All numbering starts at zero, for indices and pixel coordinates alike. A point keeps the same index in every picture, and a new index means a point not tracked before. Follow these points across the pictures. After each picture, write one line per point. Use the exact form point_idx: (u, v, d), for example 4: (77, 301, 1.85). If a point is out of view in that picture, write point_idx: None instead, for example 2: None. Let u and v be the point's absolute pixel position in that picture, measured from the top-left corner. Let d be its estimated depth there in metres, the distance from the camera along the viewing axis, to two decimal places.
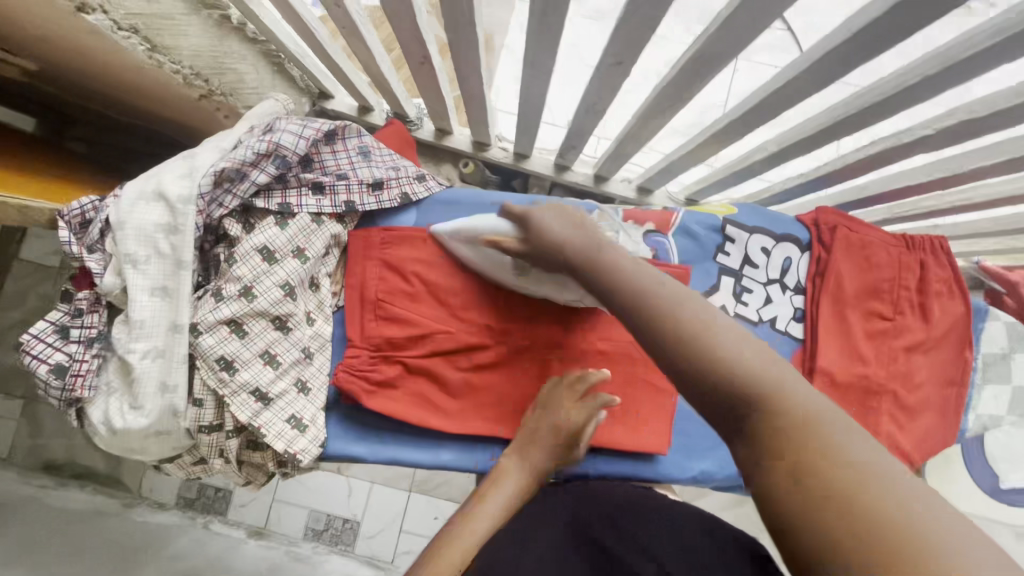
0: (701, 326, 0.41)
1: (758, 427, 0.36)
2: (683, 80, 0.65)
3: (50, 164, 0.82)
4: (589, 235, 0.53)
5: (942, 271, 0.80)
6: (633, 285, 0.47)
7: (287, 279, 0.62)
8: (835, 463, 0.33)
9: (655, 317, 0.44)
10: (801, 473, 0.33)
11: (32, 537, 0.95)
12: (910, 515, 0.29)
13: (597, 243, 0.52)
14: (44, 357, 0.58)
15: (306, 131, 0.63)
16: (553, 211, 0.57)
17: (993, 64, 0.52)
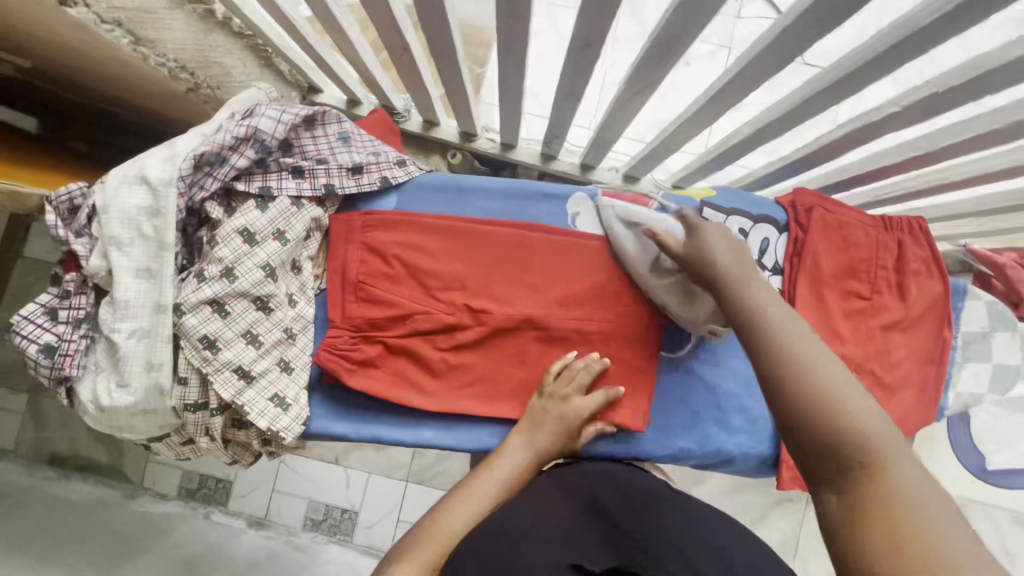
0: (825, 384, 0.46)
1: (856, 471, 0.41)
2: (652, 60, 0.66)
3: (44, 160, 0.84)
4: (744, 267, 0.60)
5: (920, 251, 0.81)
6: (760, 320, 0.54)
7: (267, 259, 0.64)
8: (899, 498, 0.38)
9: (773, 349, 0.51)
10: (881, 511, 0.37)
11: (34, 526, 0.97)
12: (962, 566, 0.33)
13: (749, 284, 0.59)
14: (34, 336, 0.60)
15: (285, 116, 0.65)
16: (723, 244, 0.63)
17: (947, 36, 0.53)
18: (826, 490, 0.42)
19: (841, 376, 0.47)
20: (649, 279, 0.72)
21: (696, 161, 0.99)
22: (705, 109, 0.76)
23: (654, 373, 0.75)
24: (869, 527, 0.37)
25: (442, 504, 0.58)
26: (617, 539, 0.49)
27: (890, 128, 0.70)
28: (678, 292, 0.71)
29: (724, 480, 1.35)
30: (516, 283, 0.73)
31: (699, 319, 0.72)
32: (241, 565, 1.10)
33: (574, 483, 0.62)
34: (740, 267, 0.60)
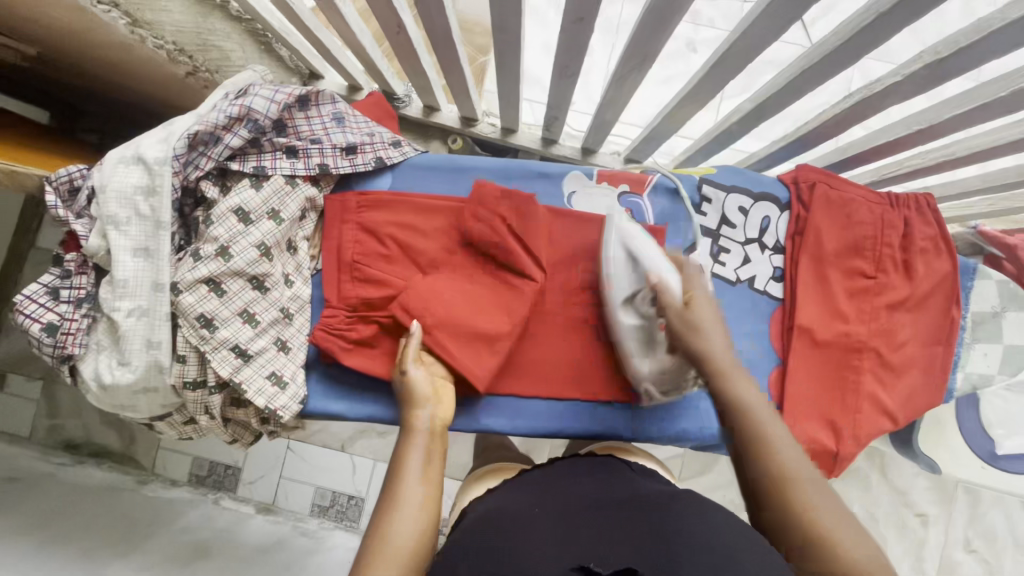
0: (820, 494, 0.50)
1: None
2: (646, 32, 0.65)
3: (53, 145, 0.86)
4: (731, 356, 0.58)
5: (926, 227, 0.78)
6: (750, 423, 0.54)
7: (262, 239, 0.64)
8: None
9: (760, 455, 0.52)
10: None
11: (48, 509, 1.00)
12: None
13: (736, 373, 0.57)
14: (36, 316, 0.61)
15: (277, 96, 0.65)
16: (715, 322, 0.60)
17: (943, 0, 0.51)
18: None
19: (823, 483, 0.50)
20: (619, 312, 0.68)
21: (697, 141, 0.97)
22: (703, 84, 0.75)
23: None
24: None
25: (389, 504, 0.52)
26: (610, 523, 0.51)
27: (895, 100, 0.68)
28: (639, 340, 0.67)
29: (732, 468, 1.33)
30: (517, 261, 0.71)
31: (640, 372, 0.69)
32: (247, 549, 1.11)
33: (569, 479, 0.62)
34: (731, 354, 0.59)
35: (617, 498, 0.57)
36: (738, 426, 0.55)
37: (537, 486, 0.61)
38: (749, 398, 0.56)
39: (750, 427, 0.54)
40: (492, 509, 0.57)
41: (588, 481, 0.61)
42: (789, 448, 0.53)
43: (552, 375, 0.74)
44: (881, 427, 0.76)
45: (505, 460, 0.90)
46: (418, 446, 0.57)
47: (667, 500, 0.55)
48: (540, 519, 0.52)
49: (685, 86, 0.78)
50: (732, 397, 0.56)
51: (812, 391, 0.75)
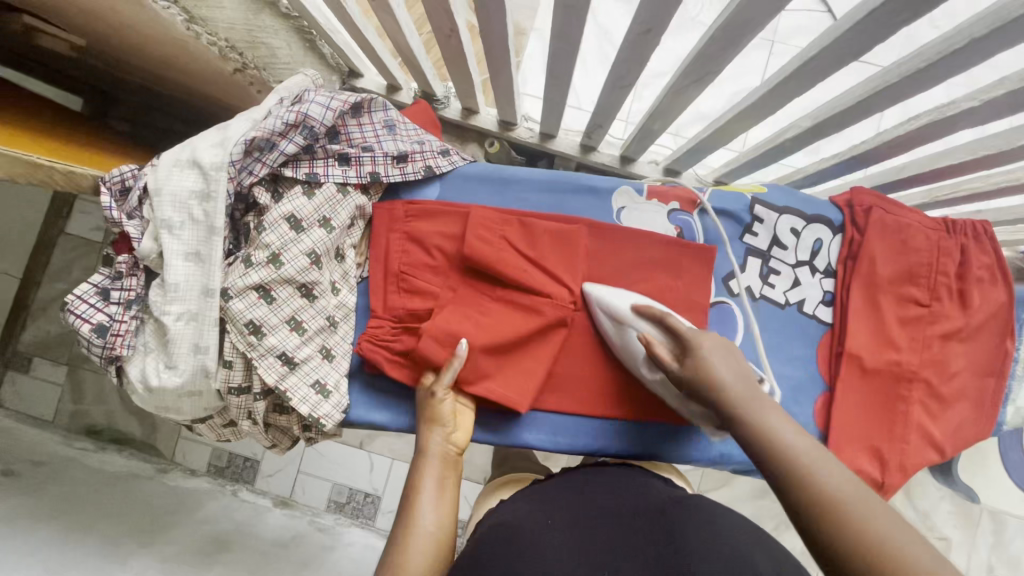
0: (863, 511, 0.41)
1: None
2: (715, 48, 0.64)
3: (87, 135, 0.85)
4: (745, 386, 0.52)
5: (982, 256, 0.76)
6: (803, 472, 0.45)
7: (313, 247, 0.64)
8: None
9: (827, 513, 0.42)
10: None
11: (74, 496, 1.01)
12: None
13: (749, 397, 0.51)
14: (87, 316, 0.61)
15: (333, 102, 0.64)
16: (720, 351, 0.54)
17: None
18: None
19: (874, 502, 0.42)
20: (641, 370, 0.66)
21: (743, 156, 0.95)
22: (764, 99, 0.73)
23: None
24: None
25: (404, 531, 0.54)
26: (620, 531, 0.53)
27: (967, 124, 0.67)
28: (671, 394, 0.64)
29: (752, 484, 1.31)
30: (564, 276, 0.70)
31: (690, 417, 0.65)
32: (266, 543, 1.12)
33: (581, 490, 0.62)
34: (742, 381, 0.52)
35: (625, 504, 0.58)
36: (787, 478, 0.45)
37: (550, 491, 0.63)
38: (790, 438, 0.47)
39: (803, 477, 0.44)
40: (507, 513, 0.59)
41: (593, 486, 0.63)
42: (851, 490, 0.43)
43: (591, 393, 0.73)
44: (928, 458, 0.74)
45: (516, 472, 0.89)
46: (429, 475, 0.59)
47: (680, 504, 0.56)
48: (552, 522, 0.54)
49: (744, 101, 0.76)
50: (766, 442, 0.47)
51: (859, 417, 0.74)
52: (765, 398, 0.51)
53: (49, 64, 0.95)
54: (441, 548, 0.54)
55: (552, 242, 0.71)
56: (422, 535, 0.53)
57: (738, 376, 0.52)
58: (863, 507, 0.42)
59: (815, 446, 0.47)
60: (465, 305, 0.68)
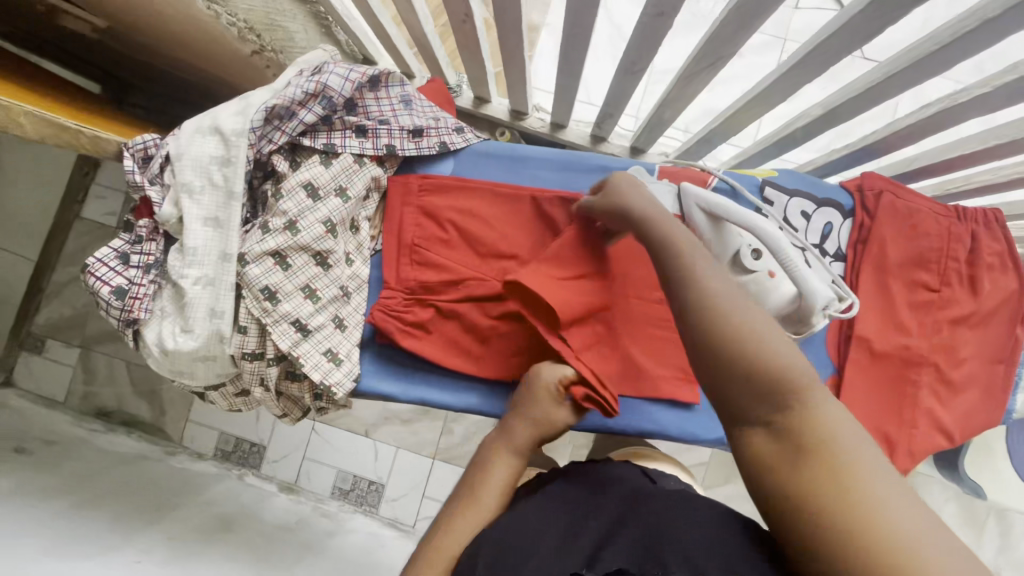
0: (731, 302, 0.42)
1: (790, 419, 0.38)
2: (728, 31, 0.64)
3: (104, 111, 0.87)
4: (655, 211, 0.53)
5: (994, 243, 0.76)
6: (721, 310, 0.42)
7: (329, 215, 0.65)
8: (830, 430, 0.36)
9: (741, 347, 0.40)
10: (810, 451, 0.36)
11: (83, 474, 1.03)
12: (874, 489, 0.33)
13: (655, 219, 0.52)
14: (107, 278, 0.63)
15: (352, 74, 0.66)
16: (633, 188, 0.57)
17: None
18: (755, 429, 0.39)
19: (750, 304, 0.43)
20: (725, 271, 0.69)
21: (754, 146, 0.95)
22: (774, 87, 0.73)
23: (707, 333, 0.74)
24: (814, 483, 0.35)
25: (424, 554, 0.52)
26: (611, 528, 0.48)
27: (978, 111, 0.67)
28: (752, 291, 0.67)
29: None
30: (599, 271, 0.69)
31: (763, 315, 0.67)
32: (268, 526, 1.12)
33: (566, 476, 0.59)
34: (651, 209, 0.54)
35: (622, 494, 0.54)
36: (705, 318, 0.42)
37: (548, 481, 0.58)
38: (713, 280, 0.44)
39: (712, 306, 0.42)
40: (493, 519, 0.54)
41: (584, 477, 0.58)
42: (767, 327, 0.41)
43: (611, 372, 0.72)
44: (936, 444, 0.74)
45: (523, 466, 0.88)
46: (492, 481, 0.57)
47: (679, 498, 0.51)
48: (535, 521, 0.50)
49: (754, 89, 0.77)
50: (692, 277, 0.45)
51: (868, 402, 0.74)
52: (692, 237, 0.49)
53: (71, 47, 0.98)
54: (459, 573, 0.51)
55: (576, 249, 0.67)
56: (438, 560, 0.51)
57: (673, 224, 0.51)
58: (780, 342, 0.40)
59: (696, 249, 0.48)
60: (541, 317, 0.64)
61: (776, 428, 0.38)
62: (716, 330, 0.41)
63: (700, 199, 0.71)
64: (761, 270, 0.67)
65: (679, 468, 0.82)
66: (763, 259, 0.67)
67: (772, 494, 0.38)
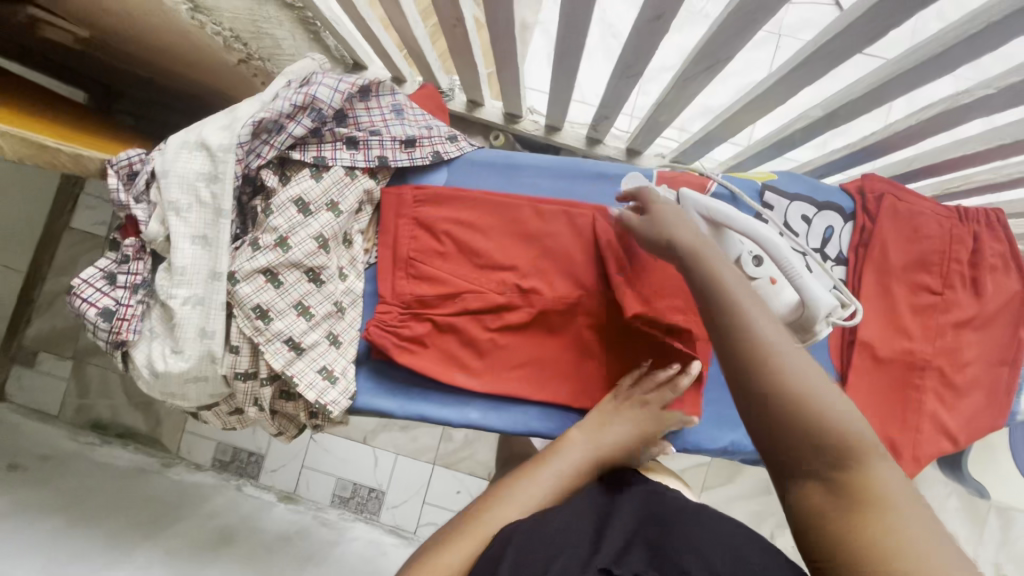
0: (788, 350, 0.43)
1: (846, 474, 0.39)
2: (726, 34, 0.63)
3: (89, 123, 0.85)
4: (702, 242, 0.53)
5: (996, 244, 0.75)
6: (772, 356, 0.43)
7: (321, 231, 0.63)
8: (887, 486, 0.38)
9: (790, 396, 0.41)
10: (868, 504, 0.37)
11: (79, 489, 1.01)
12: (935, 548, 0.34)
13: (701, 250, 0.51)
14: (93, 300, 0.61)
15: (341, 85, 0.64)
16: (674, 213, 0.56)
17: None
18: (810, 483, 0.40)
19: (802, 353, 0.44)
20: None
21: (752, 148, 0.93)
22: (773, 89, 0.72)
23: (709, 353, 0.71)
24: (878, 541, 0.35)
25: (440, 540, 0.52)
26: (632, 536, 0.48)
27: (981, 112, 0.66)
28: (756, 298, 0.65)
29: (758, 479, 1.29)
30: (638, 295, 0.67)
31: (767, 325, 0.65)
32: (269, 537, 1.11)
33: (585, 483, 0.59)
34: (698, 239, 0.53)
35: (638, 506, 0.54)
36: (751, 363, 0.43)
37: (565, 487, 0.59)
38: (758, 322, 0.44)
39: (767, 352, 0.43)
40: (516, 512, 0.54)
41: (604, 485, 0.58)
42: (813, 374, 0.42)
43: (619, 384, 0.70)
44: (940, 449, 0.73)
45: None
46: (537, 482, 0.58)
47: (692, 516, 0.51)
48: (559, 519, 0.50)
49: (753, 92, 0.75)
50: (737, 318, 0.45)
51: (873, 407, 0.73)
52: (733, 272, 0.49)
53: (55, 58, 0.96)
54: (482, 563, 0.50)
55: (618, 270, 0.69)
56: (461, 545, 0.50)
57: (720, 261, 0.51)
58: (827, 391, 0.41)
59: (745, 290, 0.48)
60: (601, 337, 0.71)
61: (832, 483, 0.39)
62: (763, 376, 0.42)
63: (696, 205, 0.69)
64: (762, 277, 0.65)
65: (678, 479, 0.81)
66: (765, 265, 0.66)
67: (823, 548, 0.38)
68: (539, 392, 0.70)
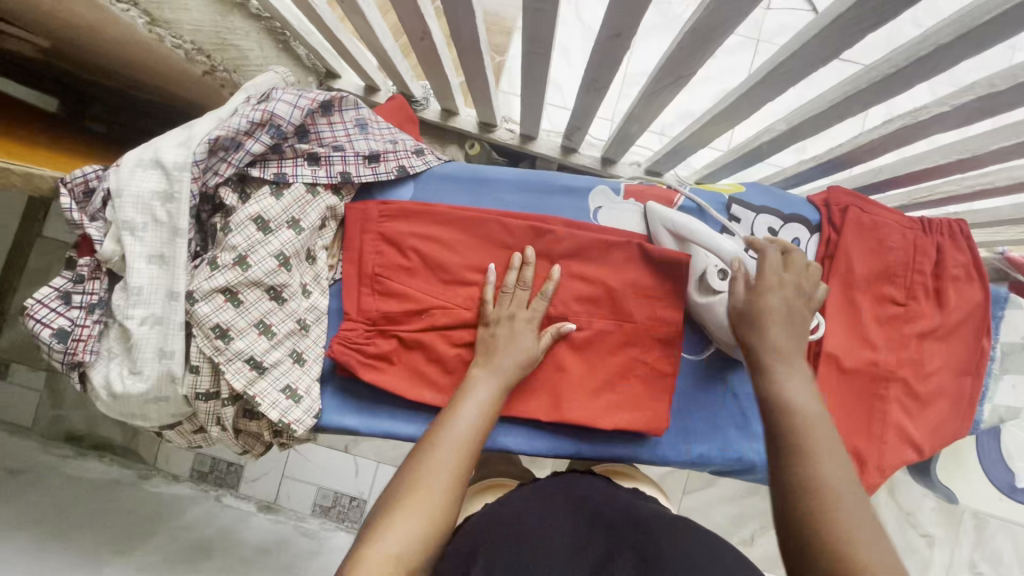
0: (841, 489, 0.46)
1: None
2: (687, 51, 0.63)
3: (53, 132, 0.84)
4: (790, 344, 0.56)
5: (960, 255, 0.76)
6: (828, 488, 0.46)
7: (281, 248, 0.63)
8: None
9: (819, 490, 0.46)
10: None
11: (51, 503, 0.99)
12: None
13: (785, 354, 0.56)
14: (48, 320, 0.60)
15: (301, 101, 0.63)
16: (782, 303, 0.58)
17: (997, 38, 0.50)
18: None
19: (863, 496, 0.47)
20: (692, 293, 0.70)
21: (722, 158, 0.94)
22: (738, 103, 0.72)
23: (674, 371, 0.71)
24: None
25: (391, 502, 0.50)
26: (612, 544, 0.51)
27: (941, 127, 0.67)
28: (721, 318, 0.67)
29: (738, 483, 1.29)
30: (595, 319, 0.71)
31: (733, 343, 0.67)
32: (248, 549, 1.09)
33: (572, 493, 0.62)
34: (790, 341, 0.56)
35: (618, 515, 0.57)
36: (801, 482, 0.47)
37: (550, 493, 0.62)
38: (813, 422, 0.51)
39: (821, 481, 0.47)
40: (509, 507, 0.58)
41: (593, 497, 0.62)
42: (848, 480, 0.47)
43: (590, 401, 0.70)
44: (906, 458, 0.74)
45: (497, 475, 0.80)
46: (465, 422, 0.56)
47: (666, 526, 0.53)
48: (547, 528, 0.54)
49: (720, 105, 0.76)
50: (790, 416, 0.51)
51: (838, 418, 0.74)
52: (800, 371, 0.55)
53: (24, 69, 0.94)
54: (438, 529, 0.49)
55: (582, 298, 0.70)
56: (414, 514, 0.49)
57: (802, 382, 0.54)
58: (862, 518, 0.44)
59: (823, 420, 0.51)
60: (581, 357, 0.71)
61: None
62: (808, 495, 0.46)
63: (664, 221, 0.70)
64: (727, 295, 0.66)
65: (655, 485, 0.81)
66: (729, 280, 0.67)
67: None
68: (508, 409, 0.69)
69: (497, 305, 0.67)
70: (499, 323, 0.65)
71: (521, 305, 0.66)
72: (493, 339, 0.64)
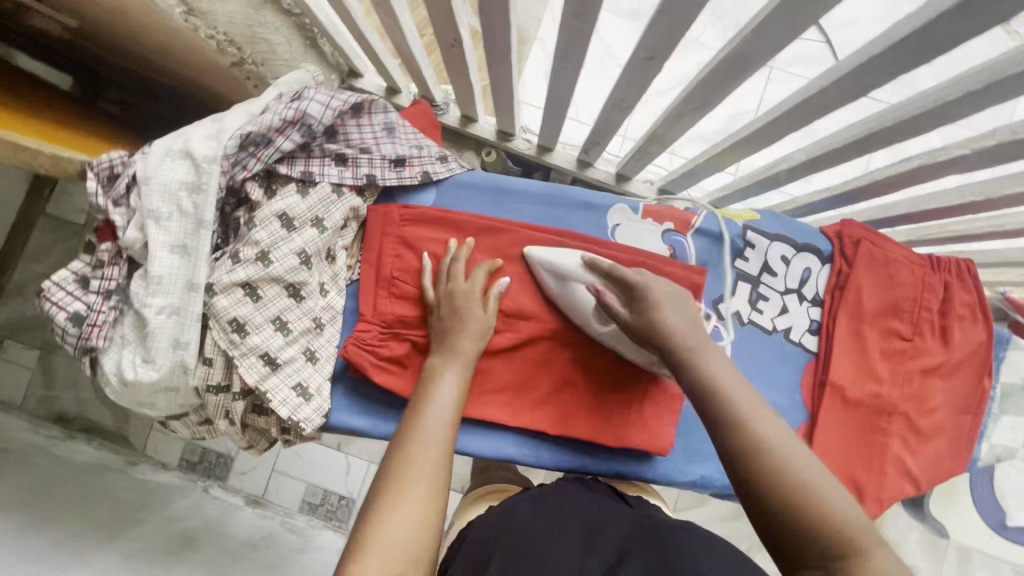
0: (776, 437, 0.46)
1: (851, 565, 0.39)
2: (718, 77, 0.64)
3: (68, 113, 0.83)
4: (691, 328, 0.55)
5: (966, 295, 0.78)
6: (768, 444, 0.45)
7: (304, 247, 0.64)
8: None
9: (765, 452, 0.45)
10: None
11: (38, 485, 0.97)
12: None
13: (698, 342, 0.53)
14: (64, 304, 0.60)
15: (333, 102, 0.64)
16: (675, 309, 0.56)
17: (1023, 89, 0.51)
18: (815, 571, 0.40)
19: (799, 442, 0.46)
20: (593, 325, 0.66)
21: (738, 182, 0.95)
22: (761, 131, 0.73)
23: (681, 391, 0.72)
24: None
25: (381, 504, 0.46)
26: (622, 550, 0.51)
27: (958, 169, 0.68)
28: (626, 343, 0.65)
29: (727, 504, 1.30)
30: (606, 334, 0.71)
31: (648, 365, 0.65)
32: (234, 543, 1.08)
33: (576, 501, 0.61)
34: (687, 322, 0.55)
35: (625, 524, 0.57)
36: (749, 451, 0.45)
37: (556, 501, 0.61)
38: (730, 389, 0.49)
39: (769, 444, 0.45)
40: (515, 513, 0.57)
41: (599, 506, 0.61)
42: (785, 441, 0.46)
43: (595, 416, 0.71)
44: (903, 491, 0.75)
45: (497, 483, 0.80)
46: (434, 421, 0.54)
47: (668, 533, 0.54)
48: (558, 535, 0.53)
49: (742, 131, 0.77)
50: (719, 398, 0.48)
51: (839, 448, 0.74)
52: (716, 354, 0.53)
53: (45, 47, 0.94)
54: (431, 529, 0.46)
55: None
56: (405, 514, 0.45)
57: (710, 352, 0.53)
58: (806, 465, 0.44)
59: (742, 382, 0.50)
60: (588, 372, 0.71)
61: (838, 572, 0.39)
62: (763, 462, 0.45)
63: (549, 262, 0.68)
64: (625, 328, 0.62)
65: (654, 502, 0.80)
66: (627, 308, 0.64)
67: None
68: (514, 420, 0.70)
69: (438, 286, 0.67)
70: (441, 302, 0.65)
71: (463, 280, 0.66)
72: (442, 319, 0.64)
